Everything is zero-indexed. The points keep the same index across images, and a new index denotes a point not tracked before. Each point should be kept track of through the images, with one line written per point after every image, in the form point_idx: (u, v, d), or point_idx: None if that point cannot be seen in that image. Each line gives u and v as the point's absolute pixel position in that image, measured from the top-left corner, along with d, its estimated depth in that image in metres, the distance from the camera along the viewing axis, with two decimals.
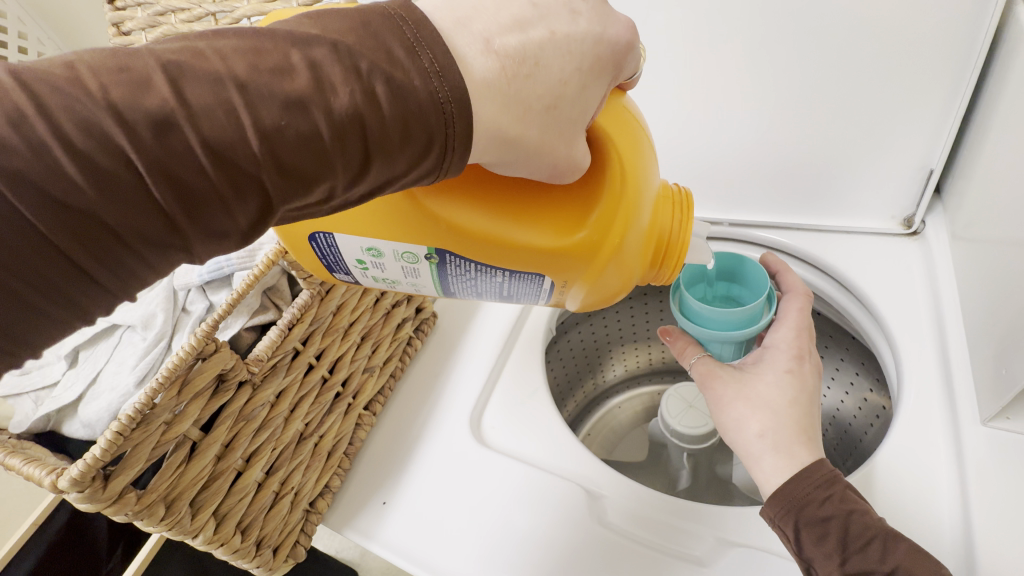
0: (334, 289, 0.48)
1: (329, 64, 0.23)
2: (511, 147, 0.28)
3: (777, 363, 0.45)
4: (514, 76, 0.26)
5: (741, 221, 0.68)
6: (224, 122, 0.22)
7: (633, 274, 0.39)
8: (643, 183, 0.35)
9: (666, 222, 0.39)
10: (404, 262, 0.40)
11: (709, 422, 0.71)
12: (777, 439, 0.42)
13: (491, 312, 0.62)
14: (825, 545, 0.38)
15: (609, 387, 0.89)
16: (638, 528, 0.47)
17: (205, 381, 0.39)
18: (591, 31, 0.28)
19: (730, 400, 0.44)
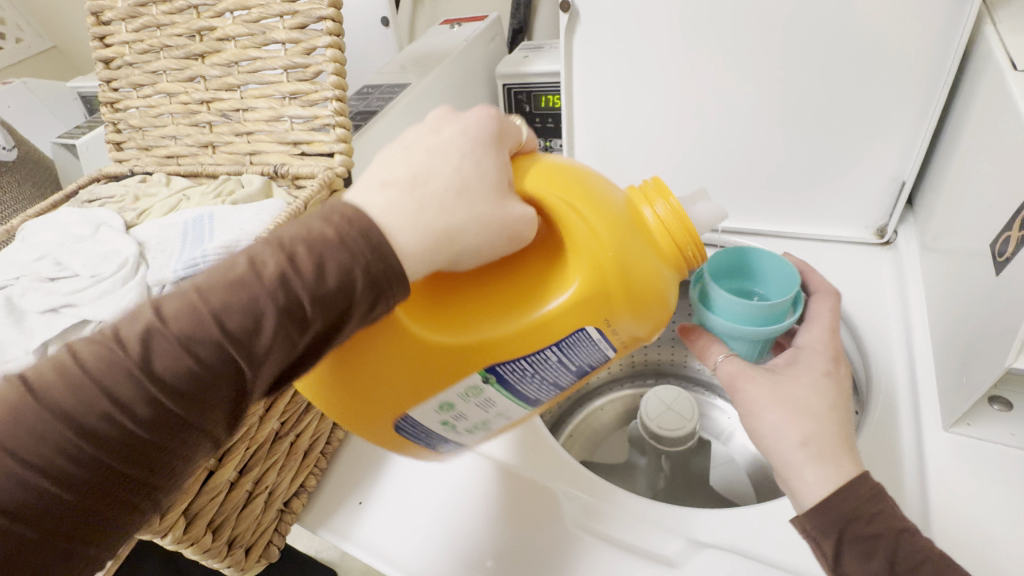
0: None
1: (262, 248, 0.25)
2: (454, 237, 0.28)
3: (814, 367, 0.45)
4: (413, 185, 0.27)
5: (719, 228, 0.72)
6: (186, 319, 0.24)
7: (661, 275, 0.35)
8: (594, 192, 0.34)
9: (651, 218, 0.36)
10: (475, 399, 0.38)
11: (686, 425, 0.72)
12: (820, 447, 0.41)
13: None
14: (870, 564, 0.36)
15: (592, 388, 0.90)
16: (604, 526, 0.47)
17: None
18: (456, 130, 0.30)
19: (767, 404, 0.43)
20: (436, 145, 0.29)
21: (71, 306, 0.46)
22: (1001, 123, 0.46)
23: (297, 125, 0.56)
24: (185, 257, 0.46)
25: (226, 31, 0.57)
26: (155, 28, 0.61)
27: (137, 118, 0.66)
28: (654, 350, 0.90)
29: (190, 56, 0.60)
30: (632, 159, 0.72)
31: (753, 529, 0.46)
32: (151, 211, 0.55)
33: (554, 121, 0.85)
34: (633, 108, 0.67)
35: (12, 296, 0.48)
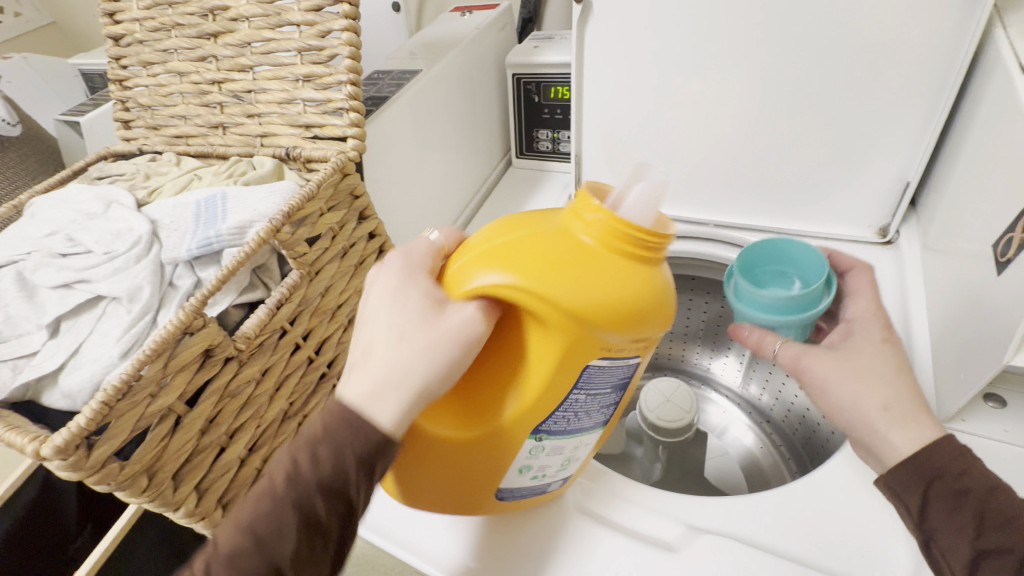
0: (321, 273, 0.52)
1: (276, 462, 0.32)
2: (410, 377, 0.32)
3: (871, 335, 0.44)
4: (365, 355, 0.33)
5: (724, 223, 0.74)
6: (233, 544, 0.29)
7: (630, 285, 0.32)
8: (520, 252, 0.32)
9: (587, 236, 0.32)
10: (542, 455, 0.39)
11: (684, 416, 0.73)
12: (901, 411, 0.39)
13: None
14: (958, 517, 0.34)
15: None
16: (606, 511, 0.48)
17: (192, 355, 0.39)
18: (378, 286, 0.35)
19: (836, 377, 0.41)
20: (365, 331, 0.34)
21: (84, 282, 0.46)
22: (1007, 124, 0.47)
23: (309, 108, 0.56)
24: (199, 235, 0.47)
25: (239, 11, 0.57)
26: (168, 7, 0.61)
27: (146, 97, 0.65)
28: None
29: (201, 35, 0.60)
30: (641, 151, 0.72)
31: (753, 518, 0.47)
32: (163, 189, 0.55)
33: (562, 112, 0.86)
34: (644, 99, 0.67)
35: (25, 270, 0.48)
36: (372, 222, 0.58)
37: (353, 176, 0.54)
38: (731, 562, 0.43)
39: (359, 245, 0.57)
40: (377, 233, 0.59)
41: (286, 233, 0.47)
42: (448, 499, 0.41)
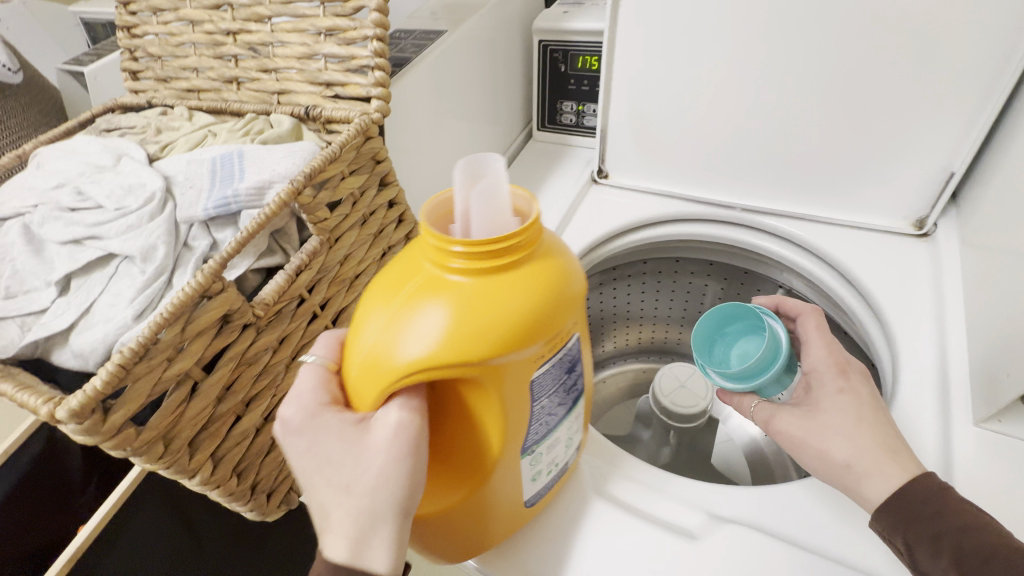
0: (341, 240, 0.50)
1: None
2: (382, 514, 0.32)
3: (828, 386, 0.46)
4: (326, 515, 0.33)
5: (754, 207, 0.73)
6: None
7: (526, 293, 0.31)
8: (410, 332, 0.30)
9: (457, 277, 0.30)
10: (544, 456, 0.39)
11: (699, 403, 0.73)
12: (867, 462, 0.41)
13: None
14: (939, 559, 0.36)
15: (604, 358, 0.91)
16: (626, 497, 0.48)
17: (210, 320, 0.37)
18: (291, 446, 0.34)
19: (801, 439, 0.45)
20: (313, 495, 0.34)
21: (94, 238, 0.44)
22: None
23: (331, 65, 0.53)
24: (215, 193, 0.44)
25: None
26: None
27: (156, 46, 0.61)
28: (662, 328, 0.89)
29: None
30: (671, 126, 0.73)
31: (778, 510, 0.46)
32: (175, 145, 0.52)
33: (588, 84, 0.84)
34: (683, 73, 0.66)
35: (32, 223, 0.46)
36: (394, 189, 0.56)
37: (377, 139, 0.51)
38: (754, 554, 0.42)
39: (379, 213, 0.55)
40: (398, 201, 0.57)
41: (308, 196, 0.44)
42: (464, 546, 0.40)
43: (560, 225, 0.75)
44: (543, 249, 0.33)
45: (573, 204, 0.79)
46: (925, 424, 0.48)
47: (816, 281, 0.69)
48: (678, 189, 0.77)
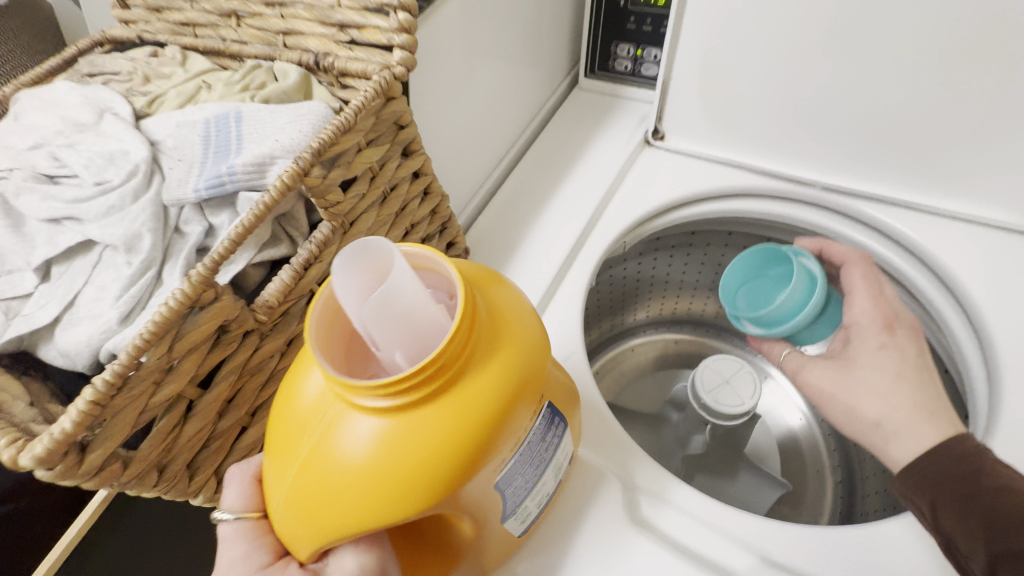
0: (358, 223, 0.43)
1: None
2: None
3: (866, 342, 0.44)
4: None
5: (837, 186, 0.62)
6: None
7: (473, 410, 0.26)
8: (342, 483, 0.25)
9: (379, 412, 0.25)
10: (534, 505, 0.37)
11: (745, 402, 0.66)
12: (896, 422, 0.40)
13: (522, 277, 0.60)
14: (967, 522, 0.35)
15: (631, 328, 1.00)
16: (668, 528, 0.44)
17: (203, 334, 0.31)
18: None
19: (828, 392, 0.44)
20: None
21: (73, 220, 0.38)
22: None
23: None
24: (208, 170, 0.37)
25: None
26: None
27: None
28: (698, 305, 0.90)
29: None
30: (750, 84, 0.62)
31: (836, 556, 0.42)
32: (165, 99, 0.44)
33: (651, 23, 0.73)
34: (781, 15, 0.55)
35: (6, 192, 0.40)
36: (420, 159, 0.47)
37: (400, 100, 0.42)
38: None
39: (402, 187, 0.47)
40: (424, 172, 0.49)
41: (316, 177, 0.37)
42: None
43: (606, 196, 0.67)
44: (479, 347, 0.27)
45: (622, 170, 0.69)
46: None
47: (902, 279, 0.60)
48: (748, 159, 0.66)
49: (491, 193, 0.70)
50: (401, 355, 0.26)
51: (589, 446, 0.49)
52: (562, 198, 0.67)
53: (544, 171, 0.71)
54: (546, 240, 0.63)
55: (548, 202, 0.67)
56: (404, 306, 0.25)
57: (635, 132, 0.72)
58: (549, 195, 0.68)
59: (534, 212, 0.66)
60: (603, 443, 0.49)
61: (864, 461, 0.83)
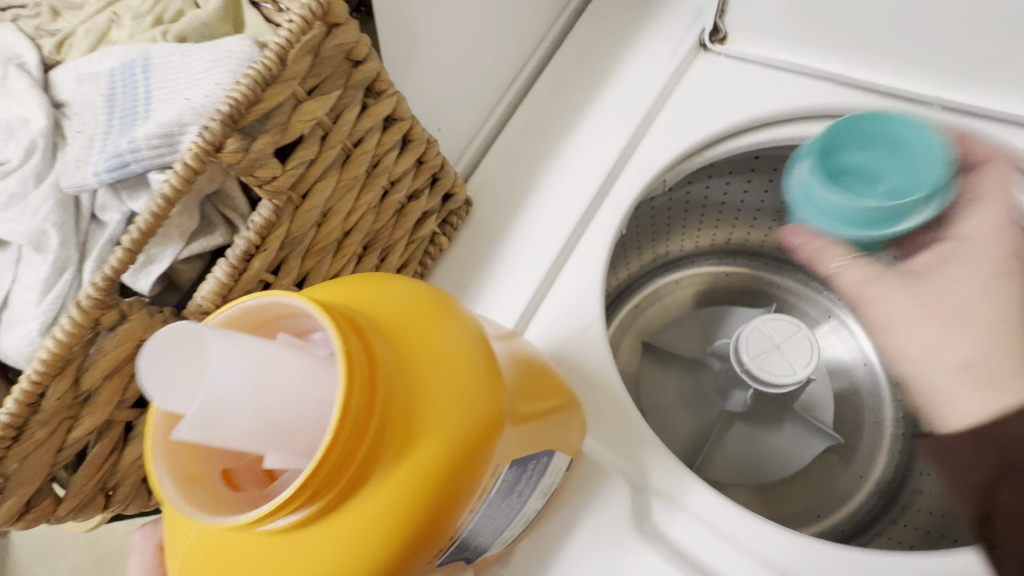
0: (313, 193, 0.35)
1: None
2: None
3: (976, 259, 0.36)
4: None
5: (959, 104, 0.50)
6: None
7: (409, 482, 0.20)
8: None
9: (289, 525, 0.19)
10: (515, 528, 0.33)
11: (795, 371, 0.58)
12: (990, 368, 0.32)
13: (534, 230, 0.51)
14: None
15: (676, 258, 0.88)
16: (682, 539, 0.39)
17: (115, 362, 0.27)
18: None
19: (904, 314, 0.36)
20: None
21: None
22: None
23: None
24: (109, 145, 0.30)
25: None
26: None
27: None
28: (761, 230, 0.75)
29: None
30: None
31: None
32: (74, 40, 0.36)
33: None
34: None
35: None
36: (390, 101, 0.38)
37: (346, 27, 0.32)
38: None
39: (370, 141, 0.38)
40: (398, 117, 0.40)
41: (234, 152, 0.28)
42: None
43: (645, 124, 0.54)
44: (387, 433, 0.20)
45: (667, 88, 0.55)
46: None
47: None
48: (840, 69, 0.53)
49: (503, 121, 0.58)
50: (273, 455, 0.20)
51: (596, 436, 0.43)
52: (589, 126, 0.55)
53: (567, 89, 0.57)
54: (566, 184, 0.53)
55: (571, 132, 0.55)
56: (247, 398, 0.19)
57: (686, 32, 0.56)
58: (572, 123, 0.55)
59: (551, 147, 0.55)
60: (613, 432, 0.43)
61: None
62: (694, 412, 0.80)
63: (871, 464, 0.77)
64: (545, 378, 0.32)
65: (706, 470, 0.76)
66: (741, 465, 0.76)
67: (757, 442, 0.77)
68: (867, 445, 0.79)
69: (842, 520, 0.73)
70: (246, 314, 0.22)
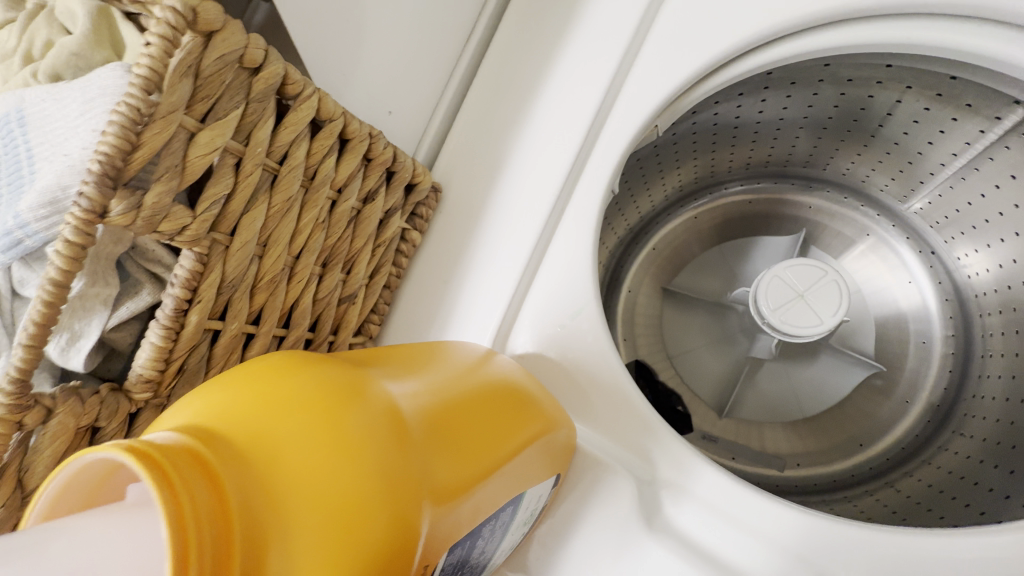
0: (242, 227, 0.32)
1: None
2: None
3: None
4: None
5: None
6: None
7: None
8: None
9: None
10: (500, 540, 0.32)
11: (822, 321, 0.52)
12: None
13: (507, 213, 0.47)
14: None
15: (696, 189, 0.80)
16: (691, 537, 0.36)
17: (57, 452, 0.26)
18: None
19: None
20: None
21: None
22: None
23: None
24: None
25: None
26: None
27: None
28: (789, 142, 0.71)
29: None
30: None
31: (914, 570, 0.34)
32: None
33: None
34: None
35: None
36: (311, 102, 0.33)
37: (225, 34, 0.27)
38: None
39: (297, 153, 0.34)
40: (327, 117, 0.35)
41: (120, 218, 0.25)
42: None
43: (625, 65, 0.47)
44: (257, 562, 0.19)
45: (647, 17, 0.47)
46: None
47: None
48: None
49: (464, 88, 0.52)
50: None
51: (598, 427, 0.41)
52: (559, 78, 0.48)
53: (530, 37, 0.50)
54: (540, 150, 0.47)
55: (538, 90, 0.48)
56: None
57: None
58: (537, 79, 0.49)
59: (517, 112, 0.48)
60: (614, 424, 0.41)
61: (989, 337, 0.65)
62: (723, 354, 0.77)
63: (918, 387, 0.71)
64: (484, 425, 0.30)
65: (738, 412, 0.74)
66: (773, 403, 0.74)
67: (791, 378, 0.74)
68: (912, 368, 0.72)
69: (887, 447, 0.69)
70: (75, 483, 0.21)
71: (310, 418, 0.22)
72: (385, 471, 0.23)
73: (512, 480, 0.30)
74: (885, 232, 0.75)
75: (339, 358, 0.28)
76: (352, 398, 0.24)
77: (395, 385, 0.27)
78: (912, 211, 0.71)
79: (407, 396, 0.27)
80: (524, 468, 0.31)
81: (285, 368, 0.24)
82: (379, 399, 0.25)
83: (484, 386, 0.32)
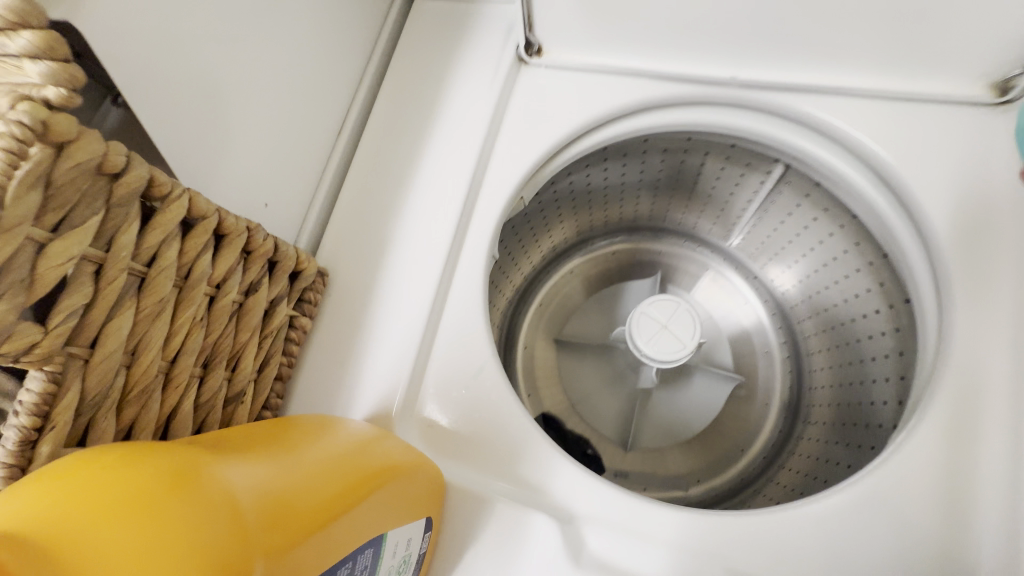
0: (105, 338, 0.29)
1: None
2: None
3: None
4: None
5: (753, 82, 0.53)
6: None
7: None
8: None
9: None
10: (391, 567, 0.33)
11: (686, 344, 0.61)
12: None
13: (398, 287, 0.49)
14: None
15: (568, 248, 0.90)
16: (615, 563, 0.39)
17: None
18: None
19: None
20: None
21: None
22: None
23: None
24: None
25: None
26: None
27: None
28: (632, 202, 0.85)
29: None
30: None
31: (798, 544, 0.39)
32: None
33: None
34: None
35: None
36: (183, 201, 0.33)
37: (81, 143, 0.26)
38: None
39: (169, 253, 0.32)
40: (200, 214, 0.34)
41: None
42: None
43: (486, 146, 0.53)
44: None
45: (498, 109, 0.55)
46: (985, 423, 0.40)
47: (830, 172, 0.54)
48: (649, 64, 0.55)
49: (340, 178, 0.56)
50: None
51: (512, 480, 0.42)
52: (430, 162, 0.53)
53: (398, 129, 0.55)
54: (422, 226, 0.50)
55: (412, 175, 0.53)
56: None
57: (505, 46, 0.56)
58: (410, 165, 0.53)
59: (395, 194, 0.52)
60: (523, 473, 0.42)
61: (809, 338, 0.81)
62: (617, 392, 0.83)
63: (772, 391, 0.84)
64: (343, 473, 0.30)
65: (640, 442, 0.81)
66: (666, 426, 0.81)
67: (676, 406, 0.82)
68: (763, 375, 0.85)
69: (762, 445, 0.80)
70: None
71: (164, 498, 0.21)
72: (224, 543, 0.22)
73: (376, 525, 0.30)
74: (718, 264, 0.90)
75: (173, 442, 0.26)
76: (210, 472, 0.24)
77: (235, 459, 0.26)
78: (734, 246, 0.87)
79: (253, 468, 0.26)
80: (392, 508, 0.32)
81: (96, 466, 0.22)
82: (217, 477, 0.24)
83: (333, 443, 0.32)
